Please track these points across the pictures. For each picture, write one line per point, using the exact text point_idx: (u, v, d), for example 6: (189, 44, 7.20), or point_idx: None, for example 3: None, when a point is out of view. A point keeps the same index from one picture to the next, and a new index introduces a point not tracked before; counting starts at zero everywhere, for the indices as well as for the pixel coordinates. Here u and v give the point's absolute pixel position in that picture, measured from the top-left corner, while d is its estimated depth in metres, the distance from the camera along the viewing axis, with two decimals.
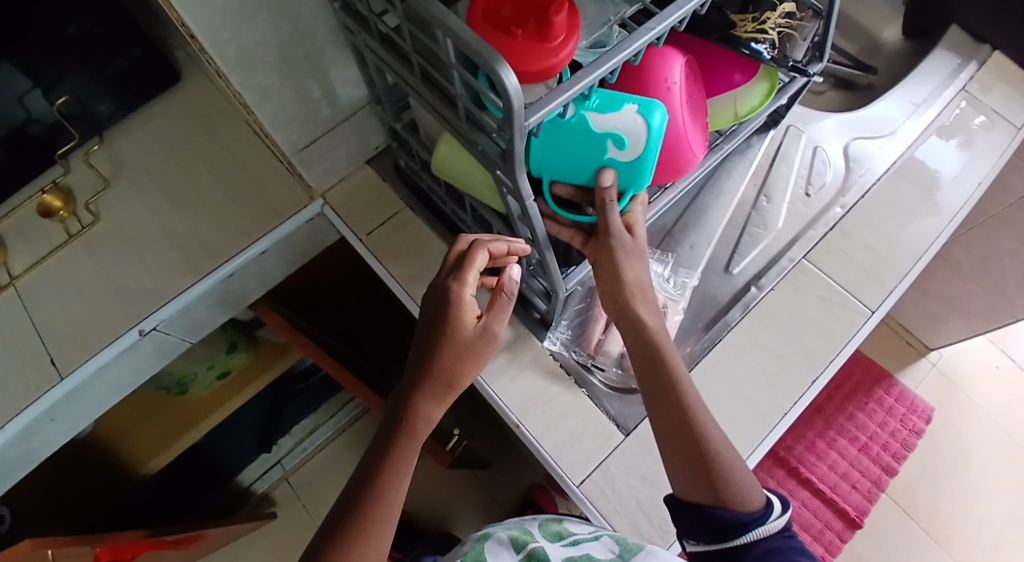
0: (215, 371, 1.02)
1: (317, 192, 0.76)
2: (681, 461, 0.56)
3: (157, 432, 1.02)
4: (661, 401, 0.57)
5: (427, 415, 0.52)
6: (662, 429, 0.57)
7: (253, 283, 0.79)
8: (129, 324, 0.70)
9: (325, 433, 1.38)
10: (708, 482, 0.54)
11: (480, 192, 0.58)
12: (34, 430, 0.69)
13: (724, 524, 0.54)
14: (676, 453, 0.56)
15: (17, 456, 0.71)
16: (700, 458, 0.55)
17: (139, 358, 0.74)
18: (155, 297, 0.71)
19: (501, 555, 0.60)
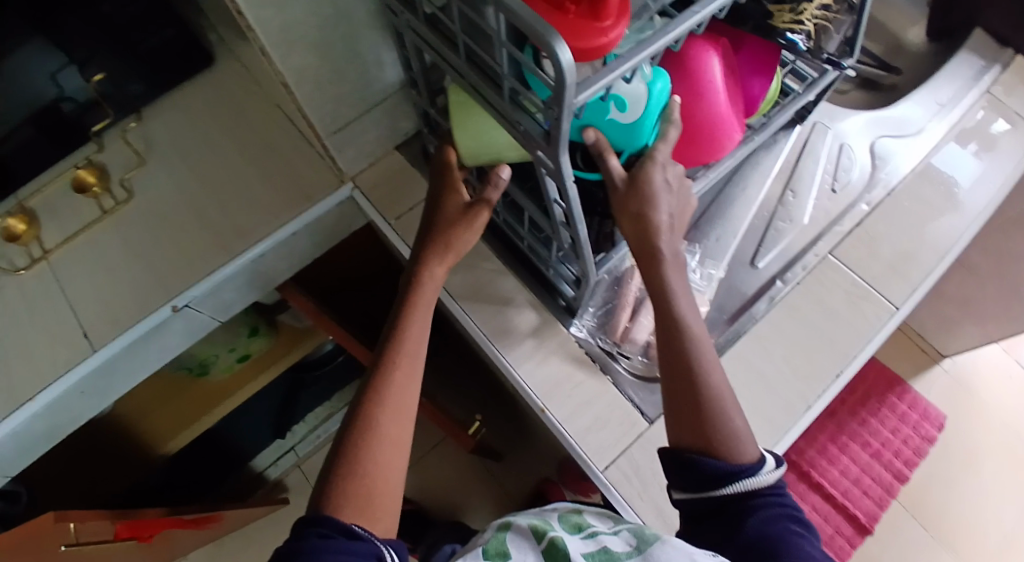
0: (234, 356, 1.03)
1: (347, 175, 0.77)
2: (676, 408, 0.56)
3: (175, 412, 1.04)
4: (667, 356, 0.57)
5: (412, 339, 0.61)
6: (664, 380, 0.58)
7: (280, 265, 0.80)
8: (162, 301, 0.71)
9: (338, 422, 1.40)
10: (698, 430, 0.54)
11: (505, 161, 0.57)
12: (64, 403, 0.70)
13: (711, 475, 0.52)
14: (671, 398, 0.56)
15: (45, 429, 0.72)
16: (693, 407, 0.55)
17: (170, 333, 0.75)
18: (187, 275, 0.72)
19: (523, 547, 0.58)
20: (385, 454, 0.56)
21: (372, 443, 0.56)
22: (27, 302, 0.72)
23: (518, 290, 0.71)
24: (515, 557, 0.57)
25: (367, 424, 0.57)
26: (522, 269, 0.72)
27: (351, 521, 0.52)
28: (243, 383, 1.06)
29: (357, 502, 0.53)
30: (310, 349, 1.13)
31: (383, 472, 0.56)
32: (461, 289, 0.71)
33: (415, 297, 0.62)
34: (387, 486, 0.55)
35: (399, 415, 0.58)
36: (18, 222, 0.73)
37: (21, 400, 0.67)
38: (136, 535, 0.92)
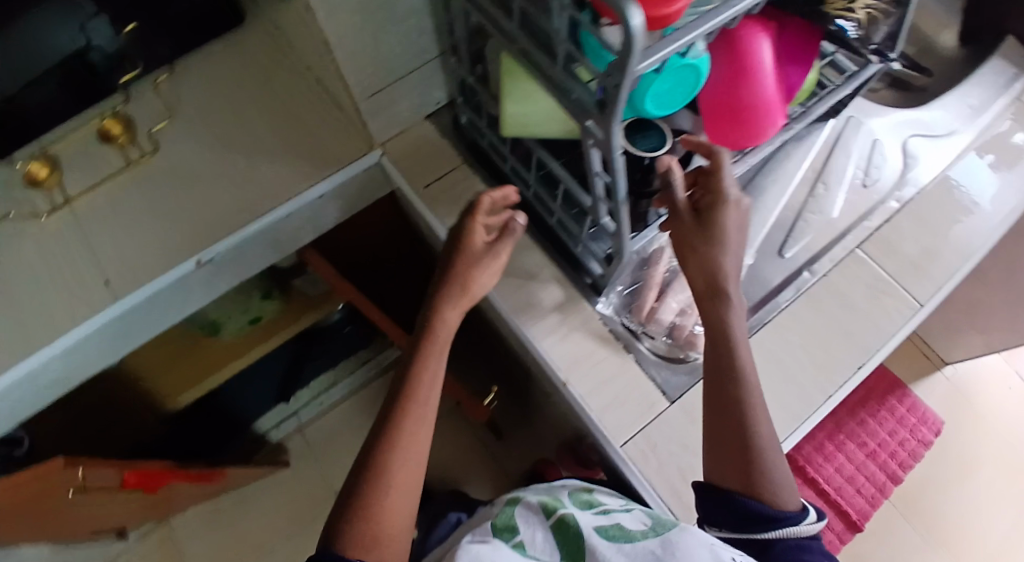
0: (246, 317, 1.04)
1: (377, 141, 0.77)
2: (721, 448, 0.57)
3: (182, 372, 1.03)
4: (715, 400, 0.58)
5: (425, 380, 0.61)
6: (709, 421, 0.59)
7: (302, 226, 0.78)
8: (187, 253, 0.71)
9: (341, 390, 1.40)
10: (742, 471, 0.55)
11: (547, 131, 0.57)
12: (83, 350, 0.70)
13: (754, 516, 0.54)
14: (715, 438, 0.57)
15: (62, 376, 0.72)
16: (739, 449, 0.56)
17: (191, 288, 0.75)
18: (211, 230, 0.72)
19: (532, 522, 0.59)
20: (393, 485, 0.56)
21: (384, 483, 0.56)
22: (48, 248, 0.72)
23: (543, 265, 0.71)
24: (523, 532, 0.57)
25: (379, 464, 0.57)
26: (549, 244, 0.71)
27: (353, 559, 0.52)
28: (253, 343, 1.06)
29: (362, 540, 0.53)
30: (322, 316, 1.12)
31: (390, 505, 0.56)
32: None
33: (435, 338, 0.63)
34: (395, 512, 0.56)
35: (411, 454, 0.58)
36: (40, 167, 0.73)
37: (39, 343, 0.67)
38: (143, 485, 0.92)
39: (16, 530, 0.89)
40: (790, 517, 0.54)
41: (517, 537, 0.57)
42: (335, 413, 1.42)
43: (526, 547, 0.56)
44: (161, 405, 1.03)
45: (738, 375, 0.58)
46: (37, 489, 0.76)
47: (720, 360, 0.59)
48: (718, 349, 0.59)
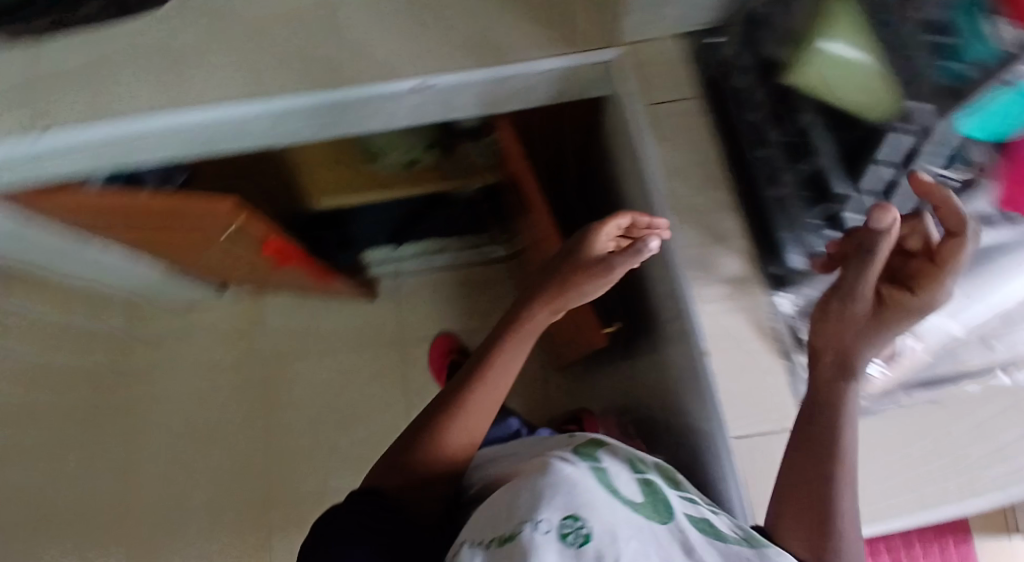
0: (403, 157, 1.06)
1: (625, 40, 0.69)
2: (799, 510, 0.56)
3: (333, 182, 1.07)
4: (801, 462, 0.56)
5: (495, 367, 0.70)
6: (788, 476, 0.57)
7: (522, 97, 0.75)
8: (414, 72, 0.70)
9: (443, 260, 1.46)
10: (813, 540, 0.55)
11: (848, 98, 0.51)
12: (289, 117, 0.72)
13: None
14: (793, 496, 0.56)
15: (259, 132, 0.75)
16: (813, 519, 0.55)
17: (403, 107, 0.74)
18: (438, 60, 0.70)
19: (618, 467, 0.61)
20: (441, 451, 0.69)
21: (433, 448, 0.68)
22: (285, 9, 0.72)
23: (733, 235, 0.65)
24: (609, 469, 0.61)
25: (434, 432, 0.69)
26: (749, 213, 0.65)
27: (392, 488, 0.67)
28: (399, 184, 1.09)
29: (404, 480, 0.67)
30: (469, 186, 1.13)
31: (436, 463, 0.68)
32: (678, 205, 0.66)
33: (511, 330, 0.70)
34: (436, 469, 0.69)
35: (468, 430, 0.70)
36: None
37: (257, 95, 0.70)
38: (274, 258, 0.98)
39: (149, 245, 0.97)
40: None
41: (604, 469, 0.60)
42: (428, 276, 1.48)
43: (611, 483, 0.58)
44: (305, 198, 1.12)
45: (834, 454, 0.56)
46: (196, 221, 0.82)
47: (817, 434, 0.56)
48: (821, 426, 0.57)
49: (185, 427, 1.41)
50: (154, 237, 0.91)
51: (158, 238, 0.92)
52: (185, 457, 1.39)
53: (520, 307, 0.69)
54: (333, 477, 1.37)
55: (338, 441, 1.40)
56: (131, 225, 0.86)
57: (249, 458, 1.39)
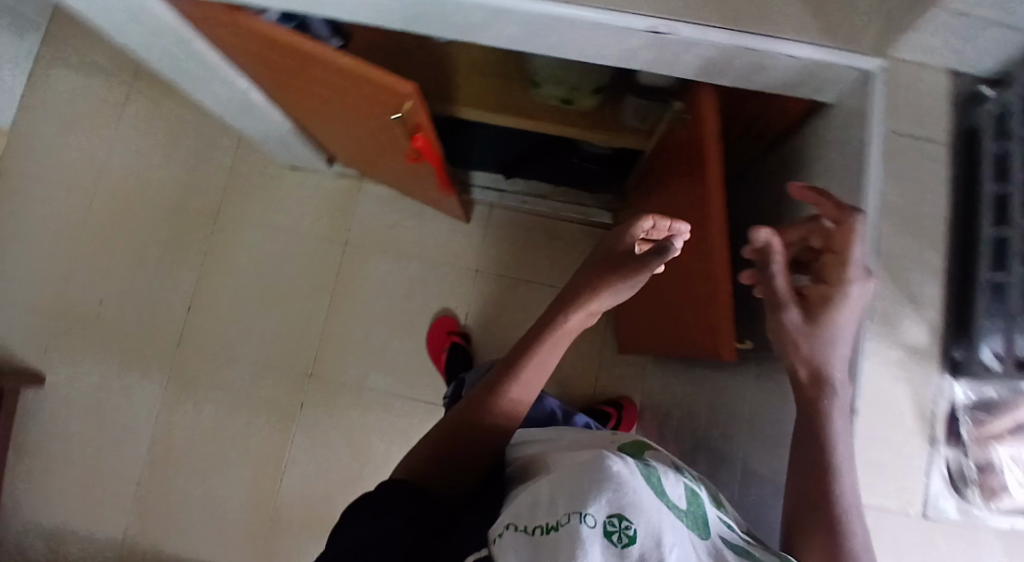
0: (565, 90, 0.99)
1: (893, 52, 0.62)
2: (814, 527, 0.59)
3: (483, 95, 1.05)
4: (812, 472, 0.60)
5: (528, 362, 0.74)
6: (801, 496, 0.61)
7: (751, 72, 0.66)
8: (653, 13, 0.61)
9: (549, 206, 1.46)
10: (827, 551, 0.57)
11: None
12: (500, 17, 0.65)
13: None
14: (811, 512, 0.59)
15: (460, 23, 0.68)
16: (828, 532, 0.58)
17: (620, 46, 0.66)
18: (685, 6, 0.61)
19: (665, 467, 0.59)
20: (469, 444, 0.70)
21: (462, 441, 0.70)
22: None
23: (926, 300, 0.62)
24: (658, 467, 0.58)
25: (465, 426, 0.71)
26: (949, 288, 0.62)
27: (418, 479, 0.67)
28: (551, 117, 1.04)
29: (431, 467, 0.68)
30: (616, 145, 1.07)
31: (461, 457, 0.69)
32: (883, 247, 0.62)
33: (547, 330, 0.75)
34: (463, 462, 0.69)
35: (495, 427, 0.72)
36: None
37: None
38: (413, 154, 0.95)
39: (302, 94, 0.96)
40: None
41: (653, 467, 0.57)
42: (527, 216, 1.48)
43: (660, 484, 0.55)
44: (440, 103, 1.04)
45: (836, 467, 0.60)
46: (369, 89, 0.79)
47: (818, 449, 0.60)
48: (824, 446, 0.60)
49: (259, 275, 1.45)
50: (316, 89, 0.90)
51: (318, 92, 0.91)
52: (251, 302, 1.44)
53: (552, 313, 0.76)
54: (379, 367, 1.43)
55: (393, 338, 1.45)
56: (304, 72, 0.85)
57: (309, 324, 1.44)
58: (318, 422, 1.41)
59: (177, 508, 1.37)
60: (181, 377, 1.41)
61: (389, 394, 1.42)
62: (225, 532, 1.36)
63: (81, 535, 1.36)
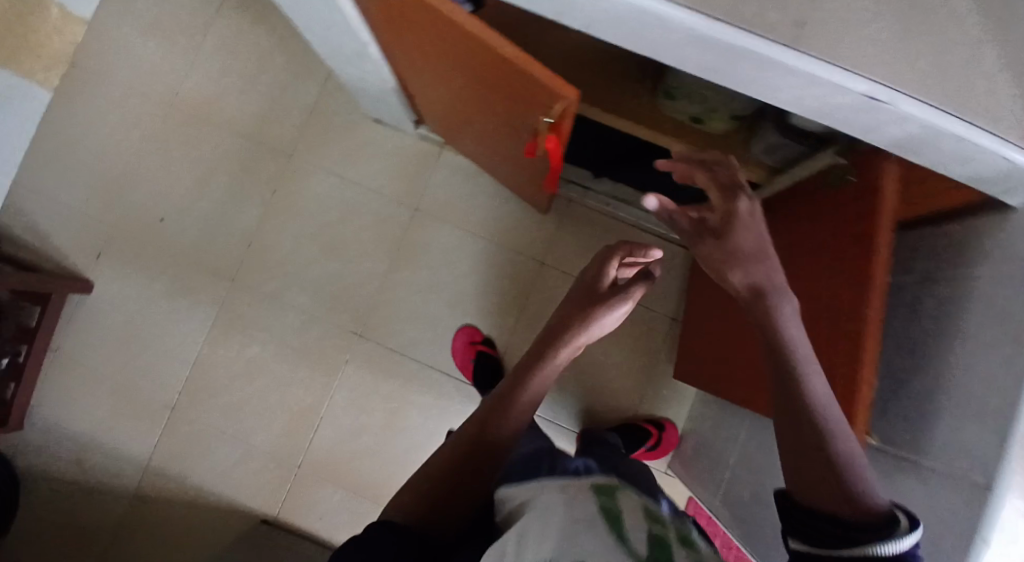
0: (699, 110, 0.93)
1: None
2: (803, 465, 0.62)
3: (606, 98, 0.99)
4: (792, 408, 0.65)
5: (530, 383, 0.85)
6: (789, 440, 0.64)
7: (950, 156, 0.61)
8: (886, 81, 0.56)
9: (634, 214, 1.40)
10: (830, 485, 0.60)
11: None
12: (709, 47, 0.59)
13: (839, 531, 0.57)
14: (798, 454, 0.63)
15: (656, 41, 0.61)
16: (821, 465, 0.61)
17: (824, 102, 0.60)
18: (921, 82, 0.56)
19: (632, 506, 0.57)
20: (466, 472, 0.75)
21: (460, 471, 0.75)
22: None
23: None
24: (621, 506, 0.57)
25: (463, 456, 0.77)
26: None
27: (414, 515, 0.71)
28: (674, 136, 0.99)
29: (427, 501, 0.73)
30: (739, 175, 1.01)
31: (460, 486, 0.74)
32: None
33: (543, 354, 0.88)
34: (461, 486, 0.74)
35: (488, 454, 0.77)
36: None
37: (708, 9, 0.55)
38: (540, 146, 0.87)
39: (436, 61, 0.87)
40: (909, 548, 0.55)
41: (614, 505, 0.56)
42: (608, 219, 1.42)
43: (621, 528, 0.53)
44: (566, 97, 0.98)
45: (806, 386, 0.65)
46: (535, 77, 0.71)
47: (785, 387, 0.66)
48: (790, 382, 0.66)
49: (324, 225, 1.42)
50: (460, 66, 0.83)
51: (460, 67, 0.83)
52: (312, 251, 1.41)
53: (543, 346, 0.90)
54: (428, 340, 1.41)
55: (443, 314, 1.42)
56: (461, 51, 0.77)
57: (365, 284, 1.42)
58: (359, 381, 1.41)
59: (209, 438, 1.39)
60: (231, 312, 1.41)
61: (433, 369, 1.41)
62: (253, 470, 1.39)
63: (113, 445, 1.38)
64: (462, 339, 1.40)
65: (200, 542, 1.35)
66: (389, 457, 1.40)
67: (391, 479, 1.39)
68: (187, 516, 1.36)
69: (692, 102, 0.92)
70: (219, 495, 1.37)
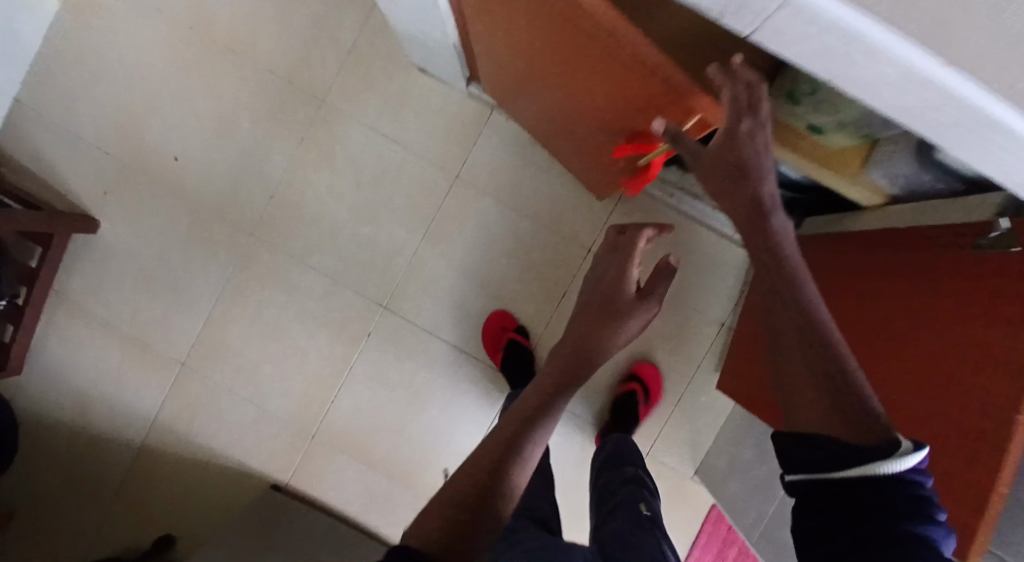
0: (826, 120, 0.82)
1: None
2: (816, 395, 0.60)
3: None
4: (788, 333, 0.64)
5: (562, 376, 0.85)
6: (800, 366, 0.63)
7: None
8: None
9: (696, 208, 1.27)
10: (841, 421, 0.58)
11: None
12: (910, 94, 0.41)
13: (843, 453, 0.56)
14: (805, 388, 0.62)
15: (837, 68, 0.42)
16: (835, 398, 0.59)
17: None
18: None
19: None
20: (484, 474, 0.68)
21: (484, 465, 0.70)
22: None
23: None
24: None
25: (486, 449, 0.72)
26: None
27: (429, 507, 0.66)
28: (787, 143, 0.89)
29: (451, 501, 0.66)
30: (849, 187, 0.93)
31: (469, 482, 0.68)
32: None
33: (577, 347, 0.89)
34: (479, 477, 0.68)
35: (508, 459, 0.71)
36: None
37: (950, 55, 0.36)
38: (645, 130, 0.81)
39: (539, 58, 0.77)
40: (912, 473, 0.54)
41: None
42: (665, 209, 1.30)
43: None
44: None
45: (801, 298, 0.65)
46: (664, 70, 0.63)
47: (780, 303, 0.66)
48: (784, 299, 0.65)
49: (356, 184, 1.31)
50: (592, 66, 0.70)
51: (569, 63, 0.73)
52: (341, 212, 1.32)
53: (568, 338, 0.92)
54: (458, 319, 1.32)
55: (478, 293, 1.32)
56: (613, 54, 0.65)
57: (395, 252, 1.32)
58: (381, 355, 1.32)
59: (217, 401, 1.30)
60: (251, 269, 1.32)
61: (460, 350, 1.32)
62: (262, 439, 1.30)
63: (118, 397, 1.31)
64: (498, 319, 1.31)
65: (206, 505, 1.30)
66: (407, 437, 1.33)
67: (408, 460, 1.33)
68: (192, 478, 1.29)
69: (824, 112, 0.81)
70: (226, 459, 1.30)
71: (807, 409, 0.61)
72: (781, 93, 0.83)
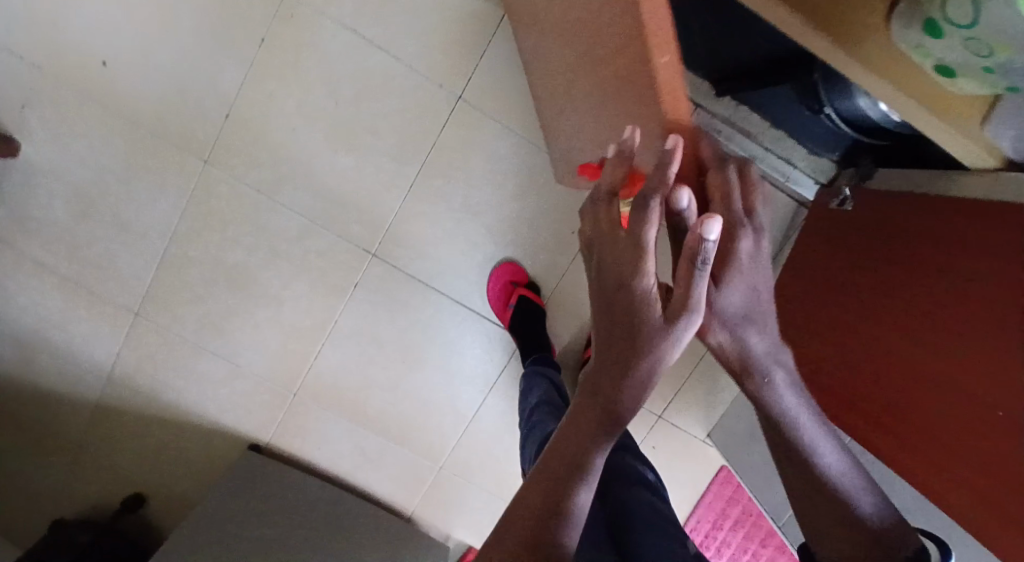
0: (960, 57, 0.56)
1: None
2: (813, 494, 0.58)
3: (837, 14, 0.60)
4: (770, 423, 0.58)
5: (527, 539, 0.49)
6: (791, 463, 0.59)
7: None
8: None
9: (749, 148, 1.11)
10: (847, 536, 0.56)
11: None
12: None
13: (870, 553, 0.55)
14: (805, 496, 0.59)
15: None
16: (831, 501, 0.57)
17: None
18: None
19: None
20: None
21: None
22: None
23: None
24: None
25: None
26: None
27: None
28: (887, 76, 0.61)
29: None
30: (961, 150, 0.63)
31: None
32: None
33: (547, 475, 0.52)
34: None
35: None
36: None
37: None
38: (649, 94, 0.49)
39: None
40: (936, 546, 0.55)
41: None
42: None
43: None
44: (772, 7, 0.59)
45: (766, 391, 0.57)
46: None
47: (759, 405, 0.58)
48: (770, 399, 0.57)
49: (333, 101, 1.08)
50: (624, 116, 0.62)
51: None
52: (313, 136, 1.09)
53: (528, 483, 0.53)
54: (456, 268, 1.15)
55: (480, 238, 1.14)
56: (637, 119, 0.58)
57: (381, 187, 1.12)
58: (368, 307, 1.16)
59: (182, 353, 1.15)
60: (209, 203, 1.10)
61: (457, 302, 1.16)
62: (237, 395, 1.17)
63: (65, 346, 1.15)
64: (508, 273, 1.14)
65: (181, 460, 1.20)
66: (399, 396, 1.19)
67: (399, 417, 1.20)
68: (163, 433, 1.18)
69: (970, 54, 0.54)
70: (198, 415, 1.18)
71: (847, 542, 0.56)
72: (919, 22, 0.56)
